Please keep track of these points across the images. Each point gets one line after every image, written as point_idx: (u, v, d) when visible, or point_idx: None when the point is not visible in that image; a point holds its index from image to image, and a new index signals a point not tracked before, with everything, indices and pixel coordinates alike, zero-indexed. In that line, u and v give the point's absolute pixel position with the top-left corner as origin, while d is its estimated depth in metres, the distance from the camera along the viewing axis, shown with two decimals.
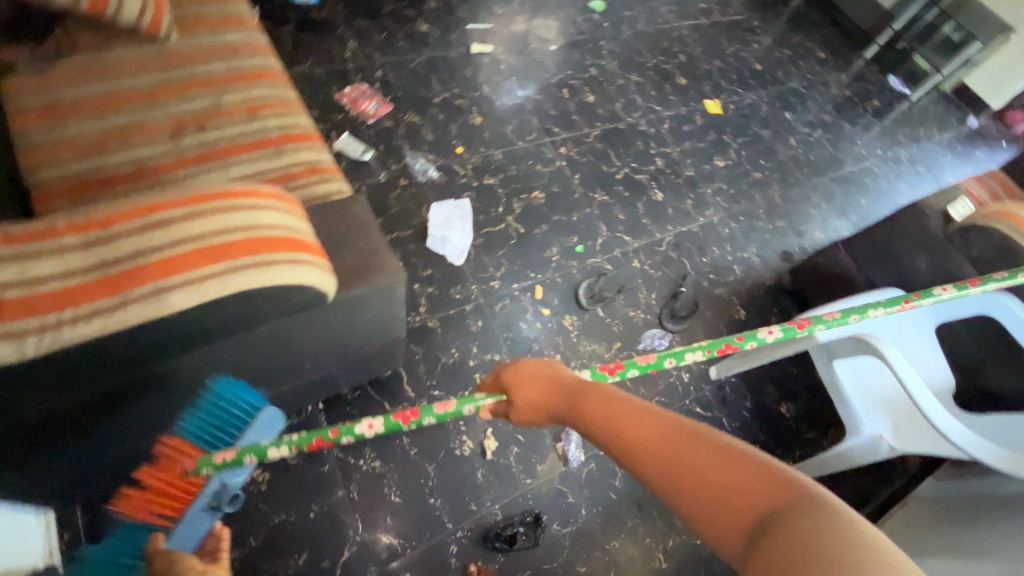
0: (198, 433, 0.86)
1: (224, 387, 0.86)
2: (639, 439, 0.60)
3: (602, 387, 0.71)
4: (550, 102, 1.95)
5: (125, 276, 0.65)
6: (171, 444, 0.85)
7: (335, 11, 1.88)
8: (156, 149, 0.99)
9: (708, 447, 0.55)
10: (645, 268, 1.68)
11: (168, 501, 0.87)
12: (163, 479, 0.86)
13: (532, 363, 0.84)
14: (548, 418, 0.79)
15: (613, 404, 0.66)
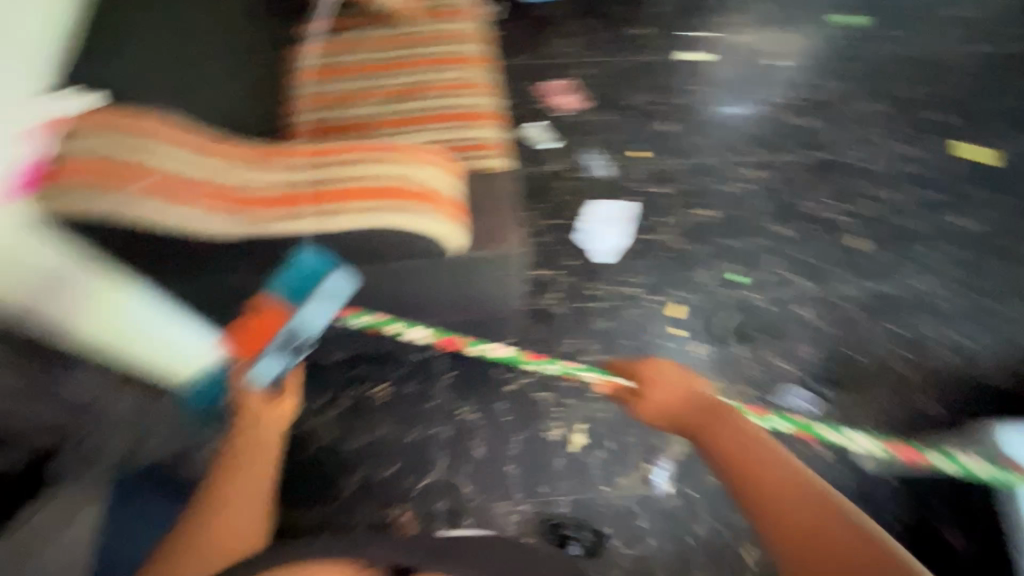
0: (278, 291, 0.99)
1: (311, 259, 0.93)
2: (737, 454, 0.74)
3: (719, 408, 0.83)
4: (757, 119, 1.80)
5: (317, 196, 0.91)
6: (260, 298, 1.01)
7: (562, 11, 2.02)
8: (375, 111, 1.23)
9: (790, 476, 0.69)
10: (812, 320, 1.46)
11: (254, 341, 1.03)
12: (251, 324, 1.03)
13: (665, 369, 0.93)
14: (665, 425, 0.89)
15: (737, 431, 0.78)
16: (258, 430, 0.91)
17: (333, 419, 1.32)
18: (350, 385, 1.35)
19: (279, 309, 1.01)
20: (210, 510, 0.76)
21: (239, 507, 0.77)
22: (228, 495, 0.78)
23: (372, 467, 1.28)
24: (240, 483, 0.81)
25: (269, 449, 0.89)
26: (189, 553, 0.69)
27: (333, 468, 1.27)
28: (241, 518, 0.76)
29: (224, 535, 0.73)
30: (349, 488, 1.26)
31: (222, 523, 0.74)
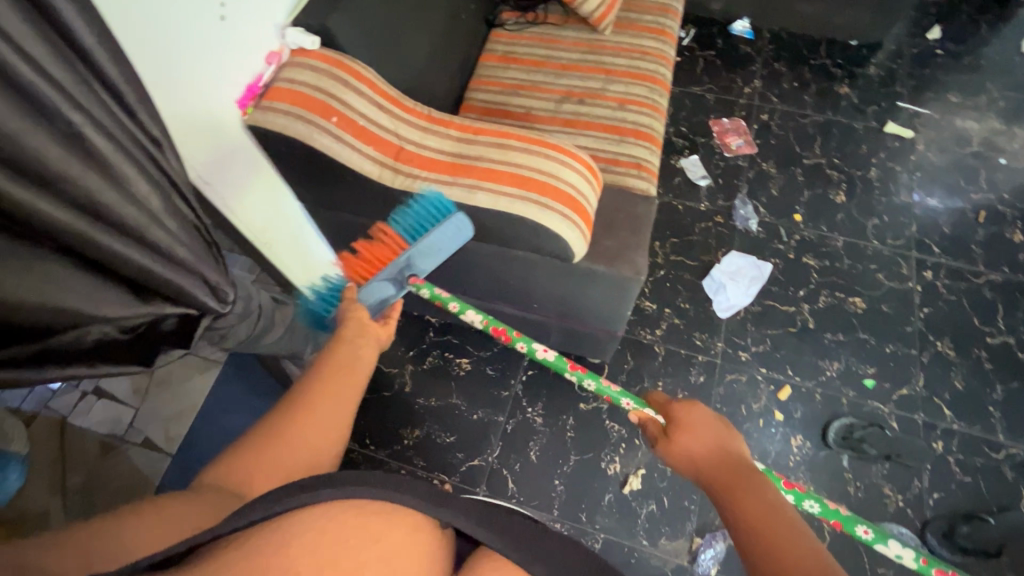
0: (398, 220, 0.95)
1: (429, 198, 0.90)
2: (757, 526, 0.59)
3: (750, 468, 0.69)
4: (949, 218, 1.58)
5: (467, 168, 0.91)
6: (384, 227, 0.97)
7: (762, 50, 1.90)
8: (545, 108, 1.27)
9: (806, 549, 0.54)
10: (945, 457, 1.27)
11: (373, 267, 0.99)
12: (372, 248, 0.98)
13: (698, 411, 0.81)
14: (693, 478, 0.75)
15: (763, 502, 0.62)
16: (353, 346, 0.82)
17: (414, 373, 1.40)
18: (438, 349, 1.43)
19: (397, 241, 0.96)
20: (293, 407, 0.66)
21: (322, 414, 0.67)
22: (315, 399, 0.68)
23: (435, 429, 1.33)
24: (328, 390, 0.70)
25: (362, 365, 0.79)
26: (266, 448, 0.61)
27: (398, 416, 1.35)
28: (321, 426, 0.66)
29: (297, 439, 0.63)
30: (408, 440, 1.32)
31: (299, 426, 0.64)
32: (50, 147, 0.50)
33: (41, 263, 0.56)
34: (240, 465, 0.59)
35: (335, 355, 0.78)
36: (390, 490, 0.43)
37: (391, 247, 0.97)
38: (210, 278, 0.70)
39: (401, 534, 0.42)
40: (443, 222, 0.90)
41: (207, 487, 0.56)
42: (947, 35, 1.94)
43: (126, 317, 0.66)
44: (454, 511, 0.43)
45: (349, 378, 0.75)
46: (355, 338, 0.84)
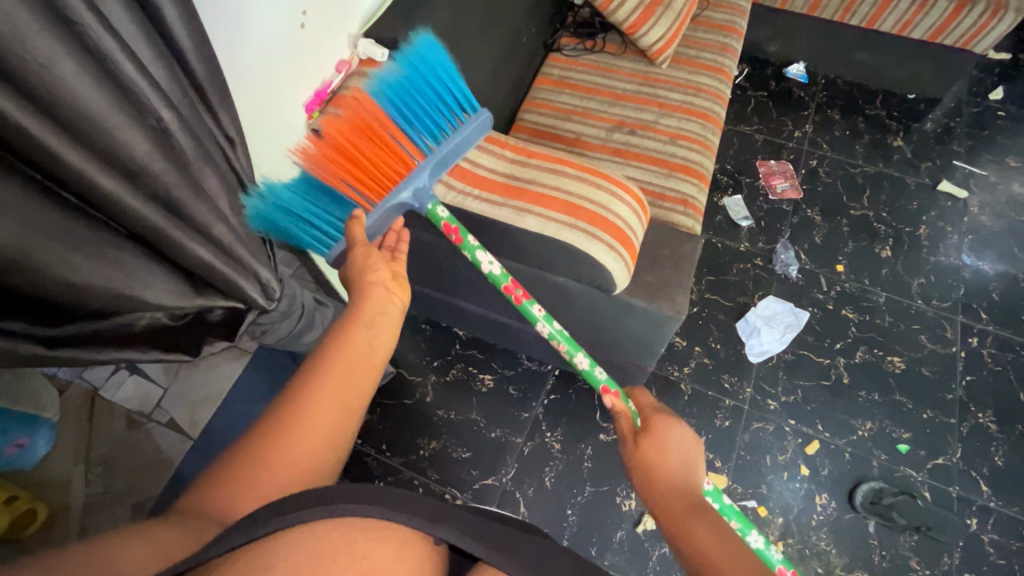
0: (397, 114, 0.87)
1: (431, 68, 0.87)
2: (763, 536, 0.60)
3: (708, 508, 0.65)
4: (999, 285, 1.53)
5: (517, 190, 0.91)
6: (377, 118, 0.86)
7: (816, 95, 1.88)
8: (595, 135, 1.28)
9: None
10: (979, 535, 1.21)
11: (363, 176, 0.87)
12: (359, 147, 0.85)
13: (671, 427, 0.80)
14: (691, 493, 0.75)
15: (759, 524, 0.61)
16: (370, 333, 0.73)
17: (437, 384, 1.40)
18: (462, 362, 1.43)
19: (399, 134, 0.88)
20: (286, 416, 0.59)
21: (320, 424, 0.59)
22: (313, 407, 0.60)
23: (451, 443, 1.33)
24: (333, 394, 0.62)
25: (374, 358, 0.71)
26: (254, 470, 0.55)
27: (417, 426, 1.35)
28: (318, 437, 0.59)
29: (292, 454, 0.56)
30: (424, 450, 1.32)
31: (295, 439, 0.58)
32: (140, 144, 0.52)
33: (113, 250, 0.58)
34: (226, 484, 0.54)
35: (345, 347, 0.69)
36: (389, 511, 0.39)
37: (389, 148, 0.88)
38: (262, 277, 0.72)
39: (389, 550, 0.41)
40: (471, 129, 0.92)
41: (185, 511, 0.51)
42: (1009, 97, 1.90)
43: (178, 306, 0.67)
44: (453, 530, 0.40)
45: (358, 378, 0.66)
46: (372, 322, 0.75)
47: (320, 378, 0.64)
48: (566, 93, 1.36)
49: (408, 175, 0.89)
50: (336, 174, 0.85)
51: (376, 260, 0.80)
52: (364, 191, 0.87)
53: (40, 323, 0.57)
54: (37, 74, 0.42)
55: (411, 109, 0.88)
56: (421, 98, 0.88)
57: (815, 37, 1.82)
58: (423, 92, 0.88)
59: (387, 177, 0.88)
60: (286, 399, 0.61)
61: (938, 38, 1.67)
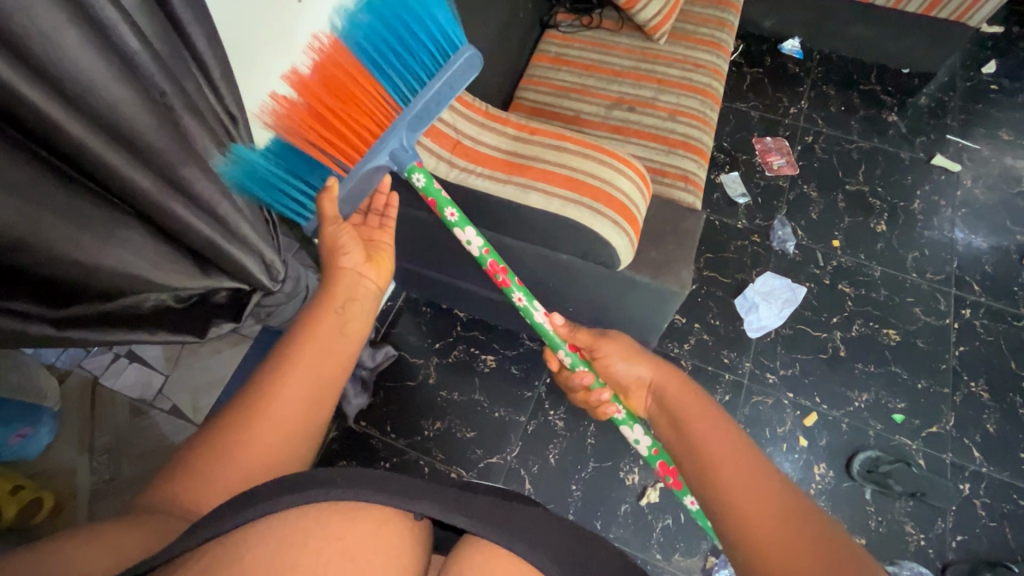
0: (374, 61, 0.74)
1: None
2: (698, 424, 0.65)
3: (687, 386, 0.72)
4: (991, 257, 1.55)
5: (520, 166, 0.91)
6: (351, 65, 0.73)
7: (811, 71, 1.88)
8: (593, 112, 1.27)
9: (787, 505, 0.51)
10: (971, 500, 1.25)
11: (337, 136, 0.75)
12: (332, 103, 0.73)
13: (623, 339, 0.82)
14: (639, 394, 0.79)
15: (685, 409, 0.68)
16: (341, 317, 0.71)
17: (439, 365, 1.40)
18: (464, 343, 1.43)
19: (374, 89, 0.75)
20: (239, 413, 0.57)
21: (276, 421, 0.57)
22: (274, 401, 0.58)
23: (455, 423, 1.34)
24: (299, 376, 0.61)
25: (346, 343, 0.69)
26: (210, 467, 0.53)
27: (421, 406, 1.35)
28: (277, 432, 0.57)
29: (240, 454, 0.54)
30: (429, 431, 1.33)
31: (253, 440, 0.55)
32: (146, 120, 0.51)
33: (122, 230, 0.58)
34: (188, 479, 0.53)
35: (314, 331, 0.66)
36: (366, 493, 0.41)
37: (367, 103, 0.75)
38: (264, 256, 0.71)
39: (366, 530, 0.41)
40: (457, 64, 0.75)
41: (150, 505, 0.51)
42: (1002, 71, 1.90)
43: (182, 287, 0.68)
44: (429, 502, 0.41)
45: (327, 365, 0.65)
46: (346, 307, 0.73)
47: (287, 366, 0.61)
48: (563, 72, 1.34)
49: (386, 134, 0.76)
50: (306, 134, 0.73)
51: (349, 241, 0.76)
52: (340, 154, 0.76)
53: (45, 305, 0.58)
54: (41, 45, 0.41)
55: (389, 52, 0.74)
56: (403, 36, 0.73)
57: (811, 11, 1.81)
58: (400, 24, 0.73)
59: (365, 136, 0.76)
60: (252, 388, 0.59)
61: (934, 12, 1.67)
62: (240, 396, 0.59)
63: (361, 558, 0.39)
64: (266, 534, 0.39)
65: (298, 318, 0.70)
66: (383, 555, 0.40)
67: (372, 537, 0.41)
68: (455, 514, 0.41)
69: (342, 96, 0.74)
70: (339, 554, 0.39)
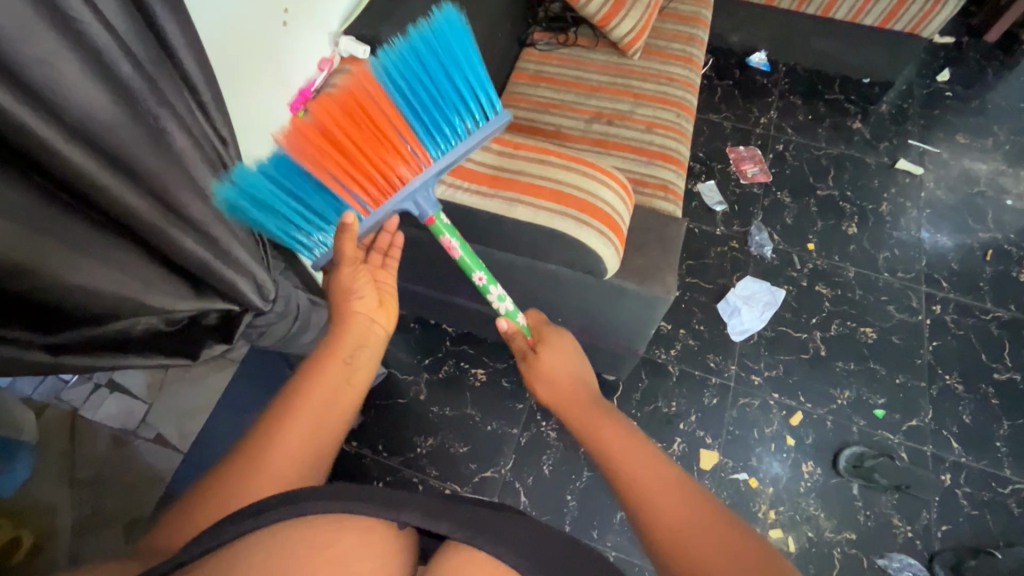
0: (404, 93, 0.74)
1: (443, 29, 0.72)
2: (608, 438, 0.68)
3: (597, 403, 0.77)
4: (957, 255, 1.62)
5: (507, 180, 0.92)
6: (382, 94, 0.74)
7: (779, 82, 1.95)
8: (573, 127, 1.30)
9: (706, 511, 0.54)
10: (953, 490, 1.28)
11: (354, 167, 0.75)
12: (354, 133, 0.74)
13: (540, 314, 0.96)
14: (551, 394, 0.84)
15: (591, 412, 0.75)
16: (348, 367, 0.72)
17: (429, 381, 1.40)
18: (453, 358, 1.43)
19: (400, 125, 0.75)
20: (249, 444, 0.58)
21: (280, 472, 0.57)
22: (275, 445, 0.58)
23: (448, 439, 1.33)
24: (308, 416, 0.63)
25: (350, 393, 0.70)
26: (212, 492, 0.54)
27: (413, 424, 1.35)
28: (282, 479, 0.56)
29: (240, 485, 0.55)
30: (421, 448, 1.32)
31: (254, 487, 0.55)
32: (141, 143, 0.52)
33: (115, 252, 0.58)
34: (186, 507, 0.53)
35: (321, 376, 0.68)
36: (351, 503, 0.42)
37: (393, 139, 0.76)
38: (256, 277, 0.72)
39: (351, 541, 0.41)
40: (492, 126, 0.78)
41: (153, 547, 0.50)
42: (955, 78, 2.01)
43: (174, 309, 0.67)
44: (416, 512, 0.42)
45: (333, 416, 0.66)
46: (356, 358, 0.75)
47: (293, 413, 0.62)
48: (542, 88, 1.38)
49: (409, 181, 0.78)
50: (321, 161, 0.73)
51: (362, 286, 0.79)
52: (361, 190, 0.77)
53: (42, 332, 0.57)
54: (42, 72, 0.42)
55: (423, 90, 0.75)
56: (438, 77, 0.74)
57: (776, 26, 1.90)
58: (438, 68, 0.74)
59: (384, 173, 0.77)
60: (257, 433, 0.60)
61: (888, 24, 1.76)
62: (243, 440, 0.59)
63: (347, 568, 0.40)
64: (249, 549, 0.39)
65: (306, 364, 0.71)
66: (369, 562, 0.41)
67: (358, 546, 0.41)
68: (440, 522, 0.41)
69: (367, 127, 0.75)
70: (326, 564, 0.39)
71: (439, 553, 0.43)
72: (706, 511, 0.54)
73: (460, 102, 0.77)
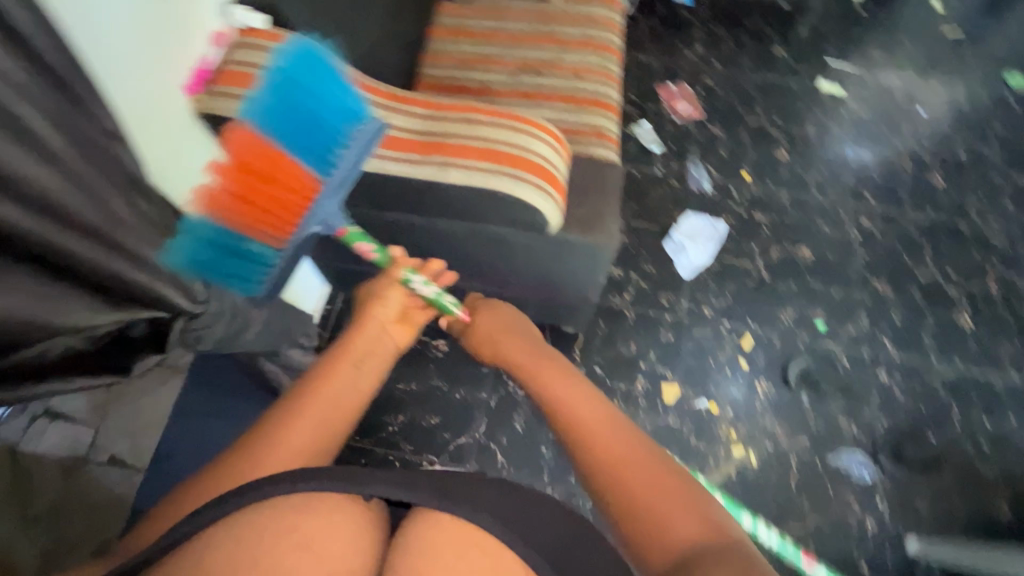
0: (279, 127, 0.73)
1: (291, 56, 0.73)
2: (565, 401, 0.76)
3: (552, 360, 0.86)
4: (879, 168, 1.70)
5: (438, 144, 0.89)
6: (257, 135, 0.72)
7: (701, 15, 1.95)
8: (501, 81, 1.26)
9: (657, 470, 0.64)
10: (890, 386, 1.39)
11: (256, 208, 0.75)
12: (244, 179, 0.73)
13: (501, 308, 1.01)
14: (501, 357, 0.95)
15: (548, 369, 0.84)
16: (358, 368, 0.77)
17: (392, 359, 1.38)
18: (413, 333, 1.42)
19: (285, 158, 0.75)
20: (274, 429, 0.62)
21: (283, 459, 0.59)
22: (296, 430, 0.62)
23: (418, 413, 1.33)
24: (327, 406, 0.67)
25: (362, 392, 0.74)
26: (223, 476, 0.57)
27: (382, 404, 1.34)
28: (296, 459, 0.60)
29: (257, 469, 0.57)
30: (393, 426, 1.32)
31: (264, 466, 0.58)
32: (9, 153, 0.47)
33: (10, 277, 0.53)
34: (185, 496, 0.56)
35: (334, 376, 0.73)
36: (316, 483, 0.48)
37: (282, 172, 0.75)
38: (180, 279, 0.69)
39: (319, 521, 0.48)
40: (371, 130, 0.79)
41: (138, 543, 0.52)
42: None
43: (89, 325, 0.63)
44: (380, 483, 0.48)
45: (343, 410, 0.69)
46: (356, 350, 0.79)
47: (313, 402, 0.67)
48: (464, 43, 1.32)
49: (313, 205, 0.79)
50: (221, 213, 0.73)
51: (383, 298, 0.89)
52: (268, 227, 0.77)
53: None
54: None
55: (296, 117, 0.74)
56: (306, 100, 0.74)
57: None
58: (303, 92, 0.74)
59: (285, 205, 0.77)
60: (268, 423, 0.63)
61: None
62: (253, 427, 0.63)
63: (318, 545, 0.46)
64: (229, 536, 0.46)
65: (320, 363, 0.75)
66: (335, 539, 0.47)
67: (325, 521, 0.48)
68: (402, 491, 0.48)
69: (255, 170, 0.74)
70: (297, 542, 0.46)
71: (411, 521, 0.49)
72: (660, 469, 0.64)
73: (334, 116, 0.77)
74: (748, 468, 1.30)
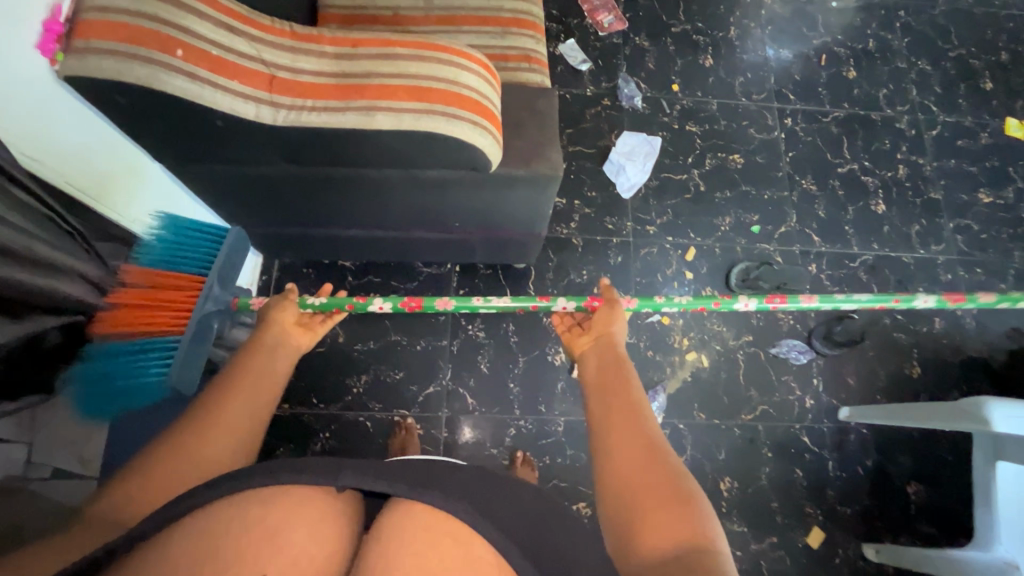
0: (164, 258, 0.96)
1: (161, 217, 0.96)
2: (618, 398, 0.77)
3: (625, 363, 0.87)
4: (798, 66, 1.73)
5: (356, 86, 0.80)
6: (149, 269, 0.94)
7: None
8: (412, 5, 1.14)
9: (664, 487, 0.60)
10: (819, 276, 1.50)
11: (163, 318, 0.94)
12: (147, 300, 0.93)
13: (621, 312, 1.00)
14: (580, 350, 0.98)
15: (617, 370, 0.85)
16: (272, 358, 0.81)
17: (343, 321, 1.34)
18: (362, 291, 1.36)
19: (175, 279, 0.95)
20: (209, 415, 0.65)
21: (215, 454, 0.62)
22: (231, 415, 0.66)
23: (381, 370, 1.31)
24: (255, 392, 0.72)
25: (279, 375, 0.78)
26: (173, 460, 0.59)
27: (345, 367, 1.30)
28: (228, 444, 0.64)
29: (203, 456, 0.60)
30: (357, 388, 1.30)
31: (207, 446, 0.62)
32: None
33: None
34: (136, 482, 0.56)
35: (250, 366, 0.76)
36: (290, 475, 0.50)
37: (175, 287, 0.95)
38: None
39: (290, 507, 0.48)
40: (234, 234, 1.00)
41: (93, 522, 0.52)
42: None
43: None
44: (353, 474, 0.50)
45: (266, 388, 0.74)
46: (271, 365, 0.79)
47: (236, 386, 0.71)
48: None
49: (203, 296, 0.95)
50: (134, 328, 0.92)
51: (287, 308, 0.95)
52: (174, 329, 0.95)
53: None
54: None
55: (175, 249, 0.97)
56: (180, 237, 0.97)
57: None
58: (176, 233, 0.97)
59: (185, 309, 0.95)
60: (198, 409, 0.66)
61: None
62: (179, 422, 0.64)
63: (285, 536, 0.46)
64: (200, 529, 0.45)
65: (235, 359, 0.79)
66: (306, 526, 0.47)
67: (296, 509, 0.48)
68: (376, 481, 0.50)
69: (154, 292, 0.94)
70: (264, 531, 0.46)
71: (384, 513, 0.50)
72: (666, 483, 0.60)
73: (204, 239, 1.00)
74: (701, 370, 1.38)
